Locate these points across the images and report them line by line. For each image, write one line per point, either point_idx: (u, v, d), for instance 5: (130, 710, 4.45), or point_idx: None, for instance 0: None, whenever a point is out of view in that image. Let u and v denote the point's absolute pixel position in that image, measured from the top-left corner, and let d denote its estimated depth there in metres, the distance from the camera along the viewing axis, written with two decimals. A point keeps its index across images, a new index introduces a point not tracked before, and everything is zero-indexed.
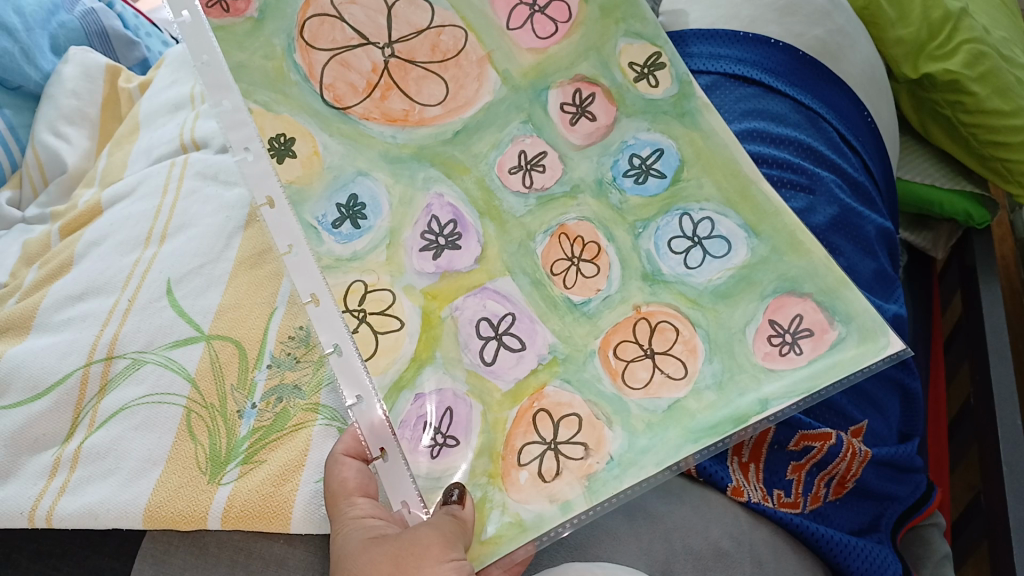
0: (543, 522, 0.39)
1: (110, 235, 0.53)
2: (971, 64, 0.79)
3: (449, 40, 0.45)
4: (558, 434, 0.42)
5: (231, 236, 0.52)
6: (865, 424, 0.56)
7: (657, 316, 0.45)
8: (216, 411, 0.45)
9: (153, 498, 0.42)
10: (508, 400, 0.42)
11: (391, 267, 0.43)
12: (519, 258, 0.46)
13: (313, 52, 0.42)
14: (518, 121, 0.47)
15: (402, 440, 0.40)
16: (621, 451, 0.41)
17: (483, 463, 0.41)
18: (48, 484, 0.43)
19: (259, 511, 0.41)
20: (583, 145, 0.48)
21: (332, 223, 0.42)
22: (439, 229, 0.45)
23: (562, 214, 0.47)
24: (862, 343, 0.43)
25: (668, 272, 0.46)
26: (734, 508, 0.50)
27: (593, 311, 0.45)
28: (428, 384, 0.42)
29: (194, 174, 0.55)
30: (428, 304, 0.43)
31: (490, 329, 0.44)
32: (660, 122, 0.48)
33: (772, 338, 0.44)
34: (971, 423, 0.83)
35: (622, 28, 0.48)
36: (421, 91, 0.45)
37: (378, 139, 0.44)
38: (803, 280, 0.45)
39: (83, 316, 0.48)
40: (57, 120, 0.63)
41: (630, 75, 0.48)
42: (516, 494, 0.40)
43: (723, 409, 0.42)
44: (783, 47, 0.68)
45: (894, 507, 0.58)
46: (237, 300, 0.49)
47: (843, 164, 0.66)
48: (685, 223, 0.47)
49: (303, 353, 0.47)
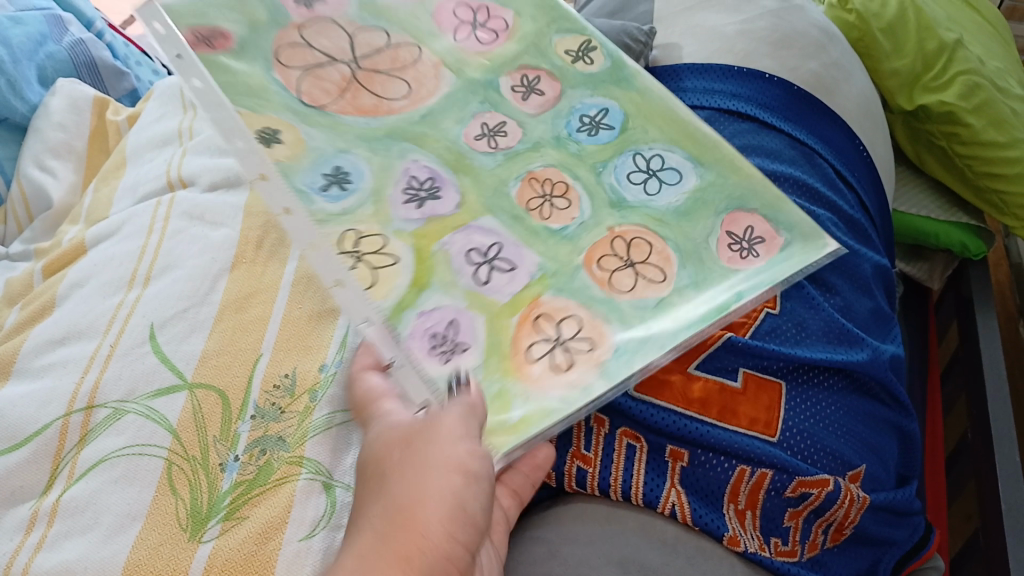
0: (568, 404, 0.40)
1: (94, 276, 0.50)
2: (966, 96, 0.78)
3: (429, 141, 0.50)
4: (563, 332, 0.43)
5: (216, 279, 0.49)
6: (864, 469, 0.54)
7: (631, 234, 0.48)
8: (198, 463, 0.42)
9: (132, 555, 0.39)
10: (507, 310, 0.44)
11: (378, 218, 0.45)
12: (497, 201, 0.48)
13: (325, 156, 0.47)
14: (476, 101, 0.53)
15: (412, 351, 0.41)
16: (626, 343, 0.43)
17: (495, 362, 0.42)
18: (25, 539, 0.40)
19: (240, 571, 0.38)
20: (536, 112, 0.53)
21: (320, 187, 0.45)
22: (418, 184, 0.47)
23: (528, 163, 0.50)
24: (807, 245, 0.47)
25: (631, 198, 0.50)
26: (731, 558, 0.50)
27: (573, 234, 0.48)
28: (429, 304, 0.43)
29: (180, 214, 0.53)
30: (418, 243, 0.45)
31: (442, 344, 0.42)
32: (601, 88, 0.55)
33: (731, 246, 0.48)
34: (969, 459, 0.82)
35: (554, 27, 0.58)
36: (386, 90, 0.51)
37: (379, 178, 0.47)
38: (746, 198, 0.50)
39: (64, 361, 0.46)
40: (44, 154, 0.62)
41: (568, 58, 0.56)
42: (530, 382, 0.41)
43: (704, 305, 0.44)
44: (776, 82, 0.68)
45: (893, 552, 0.58)
46: (222, 345, 0.46)
47: (838, 201, 0.65)
48: (638, 161, 0.52)
49: (289, 403, 0.44)
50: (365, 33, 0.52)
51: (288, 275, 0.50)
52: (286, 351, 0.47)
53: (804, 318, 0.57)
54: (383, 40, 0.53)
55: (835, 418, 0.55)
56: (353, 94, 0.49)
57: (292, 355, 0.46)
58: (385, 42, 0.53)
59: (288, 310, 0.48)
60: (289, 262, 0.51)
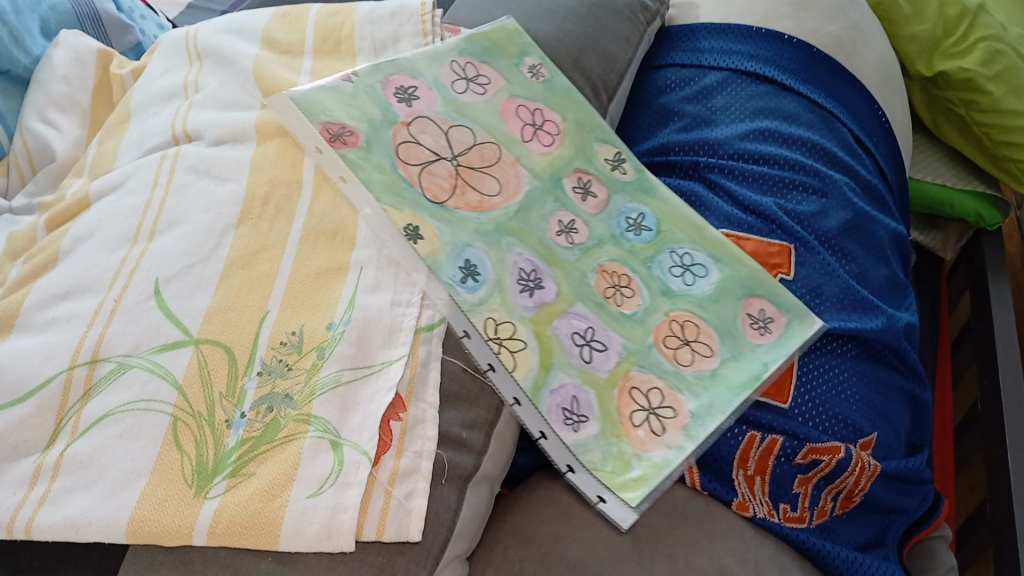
0: (670, 461, 0.47)
1: (98, 230, 0.48)
2: (986, 63, 0.77)
3: (489, 151, 0.55)
4: (652, 401, 0.49)
5: (222, 234, 0.48)
6: (875, 437, 0.54)
7: (682, 317, 0.53)
8: (204, 420, 0.41)
9: (137, 512, 0.38)
10: (609, 384, 0.49)
11: (505, 306, 0.49)
12: (583, 287, 0.52)
13: (408, 166, 0.52)
14: (551, 202, 0.55)
15: (552, 421, 0.47)
16: (697, 408, 0.49)
17: (609, 429, 0.48)
18: (29, 493, 0.39)
19: (246, 528, 0.38)
20: (595, 213, 0.57)
21: (460, 280, 0.48)
22: (526, 276, 0.51)
23: (598, 258, 0.54)
24: (802, 323, 0.53)
25: (676, 288, 0.55)
26: (740, 523, 0.49)
27: (641, 317, 0.53)
28: (556, 382, 0.48)
29: (186, 167, 0.51)
30: (538, 328, 0.49)
31: (571, 415, 0.47)
32: (637, 196, 0.58)
33: (752, 324, 0.54)
34: (978, 429, 0.82)
35: (594, 135, 0.60)
36: (484, 186, 0.53)
37: (469, 221, 0.51)
38: (757, 284, 0.55)
39: (67, 316, 0.44)
40: (47, 106, 0.60)
41: (608, 167, 0.59)
42: (640, 444, 0.48)
43: (742, 372, 0.51)
44: (796, 44, 0.67)
45: (900, 520, 0.57)
46: (228, 301, 0.45)
47: (855, 166, 0.64)
48: (675, 257, 0.56)
49: (296, 360, 0.43)
50: (456, 129, 0.55)
51: (295, 233, 0.48)
52: (294, 309, 0.45)
53: (820, 284, 0.56)
54: (471, 139, 0.55)
55: (848, 385, 0.54)
56: (461, 190, 0.52)
57: (300, 312, 0.45)
58: (472, 140, 0.55)
59: (295, 269, 0.47)
60: (296, 218, 0.49)
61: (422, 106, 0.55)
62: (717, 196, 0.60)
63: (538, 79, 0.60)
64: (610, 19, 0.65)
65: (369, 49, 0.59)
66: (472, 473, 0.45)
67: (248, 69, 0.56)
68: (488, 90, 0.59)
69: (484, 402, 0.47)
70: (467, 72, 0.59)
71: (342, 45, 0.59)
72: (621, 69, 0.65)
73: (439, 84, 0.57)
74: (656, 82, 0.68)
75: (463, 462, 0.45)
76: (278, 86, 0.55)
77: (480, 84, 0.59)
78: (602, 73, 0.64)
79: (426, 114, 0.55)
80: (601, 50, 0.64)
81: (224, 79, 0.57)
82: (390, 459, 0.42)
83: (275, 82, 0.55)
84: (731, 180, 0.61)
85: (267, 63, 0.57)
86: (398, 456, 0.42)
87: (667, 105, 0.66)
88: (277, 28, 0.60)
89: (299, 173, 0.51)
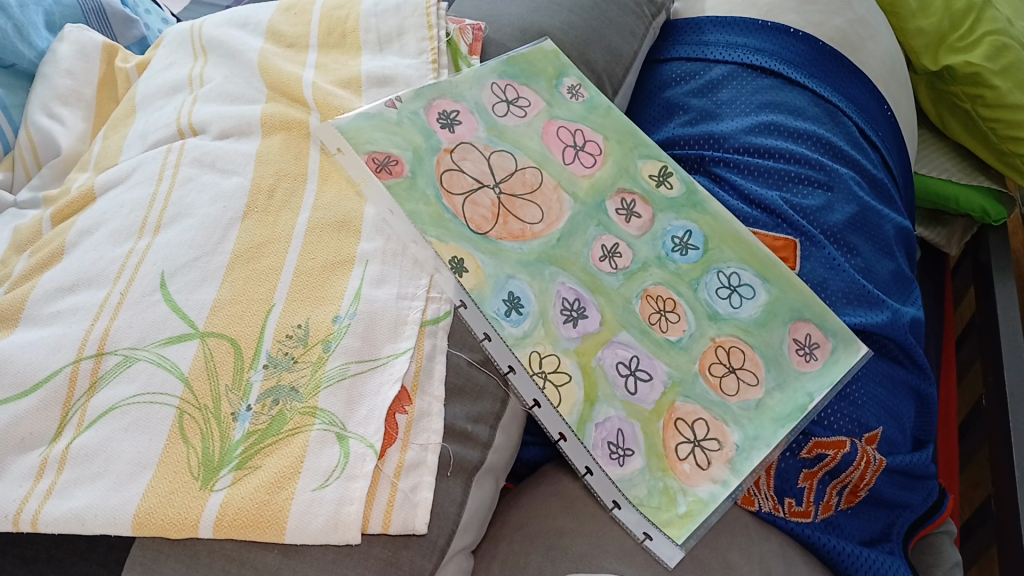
0: (715, 497, 0.47)
1: (104, 223, 0.48)
2: (993, 57, 0.76)
3: (532, 176, 0.55)
4: (697, 434, 0.50)
5: (228, 228, 0.48)
6: (881, 432, 0.54)
7: (728, 343, 0.53)
8: (210, 412, 0.41)
9: (143, 504, 0.38)
10: (654, 416, 0.49)
11: (549, 338, 0.49)
12: (627, 315, 0.52)
13: (452, 196, 0.52)
14: (593, 226, 0.55)
15: (597, 457, 0.47)
16: (741, 440, 0.50)
17: (655, 462, 0.48)
18: (35, 486, 0.39)
19: (252, 520, 0.38)
20: (639, 234, 0.55)
21: (504, 313, 0.48)
22: (570, 306, 0.51)
23: (643, 282, 0.54)
24: (847, 348, 0.53)
25: (723, 311, 0.54)
26: (745, 518, 0.50)
27: (687, 344, 0.52)
28: (601, 416, 0.48)
29: (191, 161, 0.51)
30: (582, 360, 0.49)
31: (618, 449, 0.48)
32: (683, 212, 0.57)
33: (798, 350, 0.53)
34: (982, 425, 0.82)
35: (637, 152, 0.59)
36: (526, 214, 0.53)
37: (511, 252, 0.51)
38: (804, 308, 0.54)
39: (72, 309, 0.44)
40: (52, 101, 0.59)
41: (652, 183, 0.58)
42: (687, 480, 0.48)
43: (788, 402, 0.51)
44: (802, 37, 0.66)
45: (906, 515, 0.57)
46: (235, 294, 0.45)
47: (862, 160, 0.64)
48: (722, 278, 0.55)
49: (302, 353, 0.43)
50: (498, 155, 0.55)
51: (301, 226, 0.48)
52: (300, 302, 0.45)
53: (824, 279, 0.56)
54: (513, 165, 0.55)
55: (853, 380, 0.54)
56: (504, 219, 0.52)
57: (306, 305, 0.45)
58: (514, 165, 0.55)
59: (300, 261, 0.47)
60: (301, 211, 0.49)
61: (464, 132, 0.55)
62: (723, 190, 0.60)
63: (577, 99, 0.60)
64: (615, 12, 0.65)
65: (374, 42, 0.59)
66: (478, 466, 0.45)
67: (253, 62, 0.56)
68: (528, 113, 0.58)
69: (489, 394, 0.47)
70: (507, 94, 0.58)
71: (347, 38, 0.59)
72: (626, 62, 0.65)
73: (481, 108, 0.56)
74: (661, 76, 0.68)
75: (468, 455, 0.45)
76: (283, 79, 0.55)
77: (521, 107, 0.58)
78: (607, 66, 0.64)
79: (468, 140, 0.55)
80: (606, 44, 0.64)
81: (229, 72, 0.56)
82: (396, 452, 0.42)
83: (280, 74, 0.55)
84: (737, 174, 0.61)
85: (271, 56, 0.57)
86: (404, 448, 0.42)
87: (672, 99, 0.66)
88: (282, 21, 0.60)
89: (304, 165, 0.51)
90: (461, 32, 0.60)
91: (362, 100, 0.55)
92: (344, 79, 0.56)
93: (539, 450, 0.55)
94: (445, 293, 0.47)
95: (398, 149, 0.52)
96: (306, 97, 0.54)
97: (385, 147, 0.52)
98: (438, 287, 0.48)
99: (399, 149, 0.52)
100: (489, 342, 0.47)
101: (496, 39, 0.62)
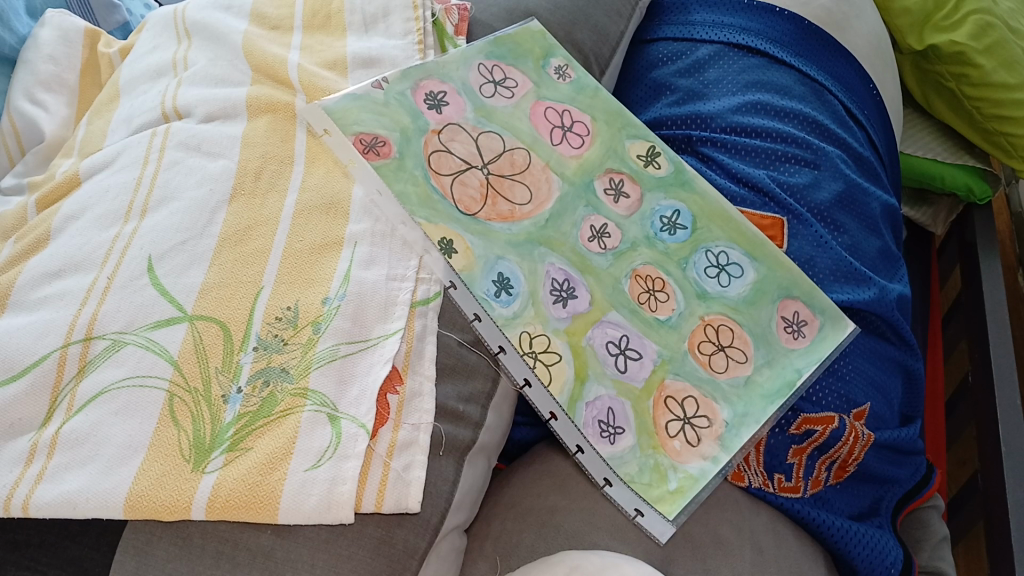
0: (707, 474, 0.48)
1: (90, 208, 0.47)
2: (977, 36, 0.77)
3: (521, 157, 0.55)
4: (687, 412, 0.50)
5: (215, 211, 0.47)
6: (868, 407, 0.54)
7: (717, 321, 0.53)
8: (200, 395, 0.41)
9: (136, 487, 0.38)
10: (644, 394, 0.50)
11: (539, 318, 0.49)
12: (617, 295, 0.52)
13: (440, 177, 0.51)
14: (582, 206, 0.55)
15: (589, 436, 0.47)
16: (731, 417, 0.50)
17: (646, 440, 0.48)
18: (25, 471, 0.38)
19: (246, 501, 0.38)
20: (628, 214, 0.56)
21: (494, 294, 0.48)
22: (559, 287, 0.51)
23: (632, 262, 0.54)
24: (835, 326, 0.54)
25: (711, 290, 0.54)
26: (735, 494, 0.50)
27: (676, 323, 0.52)
28: (592, 395, 0.48)
29: (177, 144, 0.50)
30: (572, 340, 0.49)
31: (608, 427, 0.48)
32: (671, 192, 0.57)
33: (787, 327, 0.54)
34: (969, 402, 0.82)
35: (625, 133, 0.59)
36: (515, 195, 0.53)
37: (500, 233, 0.51)
38: (792, 286, 0.54)
39: (60, 294, 0.43)
40: (34, 86, 0.57)
41: (640, 164, 0.58)
42: (677, 457, 0.48)
43: (777, 379, 0.52)
44: (788, 16, 0.67)
45: (894, 490, 0.58)
46: (223, 277, 0.45)
47: (848, 138, 0.65)
48: (710, 257, 0.55)
49: (292, 334, 0.43)
50: (486, 136, 0.55)
51: (288, 208, 0.48)
52: (289, 283, 0.45)
53: (813, 257, 0.57)
54: (501, 146, 0.55)
55: (841, 355, 0.55)
56: (493, 201, 0.52)
57: (294, 288, 0.45)
58: (502, 146, 0.55)
59: (289, 243, 0.47)
60: (289, 193, 0.49)
61: (452, 113, 0.55)
62: (711, 170, 0.60)
63: (565, 79, 0.60)
64: None
65: (359, 23, 0.59)
66: (470, 445, 0.46)
67: (238, 45, 0.56)
68: (516, 94, 0.58)
69: (480, 373, 0.47)
70: (494, 75, 0.58)
71: (332, 19, 0.59)
72: (613, 41, 0.65)
73: (468, 89, 0.56)
74: (648, 56, 0.68)
75: (460, 434, 0.45)
76: (268, 61, 0.55)
77: (508, 88, 0.58)
78: (594, 46, 0.64)
79: (456, 121, 0.54)
80: (593, 24, 0.64)
81: (213, 55, 0.56)
82: (388, 431, 0.42)
83: (265, 56, 0.55)
84: (724, 154, 0.61)
85: (256, 38, 0.57)
86: (396, 428, 0.42)
87: (660, 79, 0.66)
88: (267, 3, 0.60)
89: (290, 148, 0.51)
90: (447, 12, 0.60)
91: (348, 82, 0.55)
92: (330, 61, 0.56)
93: (530, 430, 0.55)
94: (434, 274, 0.47)
95: (386, 130, 0.51)
96: (292, 79, 0.54)
97: (373, 128, 0.51)
98: (427, 268, 0.48)
99: (387, 130, 0.52)
100: (480, 323, 0.47)
101: (482, 19, 0.62)
